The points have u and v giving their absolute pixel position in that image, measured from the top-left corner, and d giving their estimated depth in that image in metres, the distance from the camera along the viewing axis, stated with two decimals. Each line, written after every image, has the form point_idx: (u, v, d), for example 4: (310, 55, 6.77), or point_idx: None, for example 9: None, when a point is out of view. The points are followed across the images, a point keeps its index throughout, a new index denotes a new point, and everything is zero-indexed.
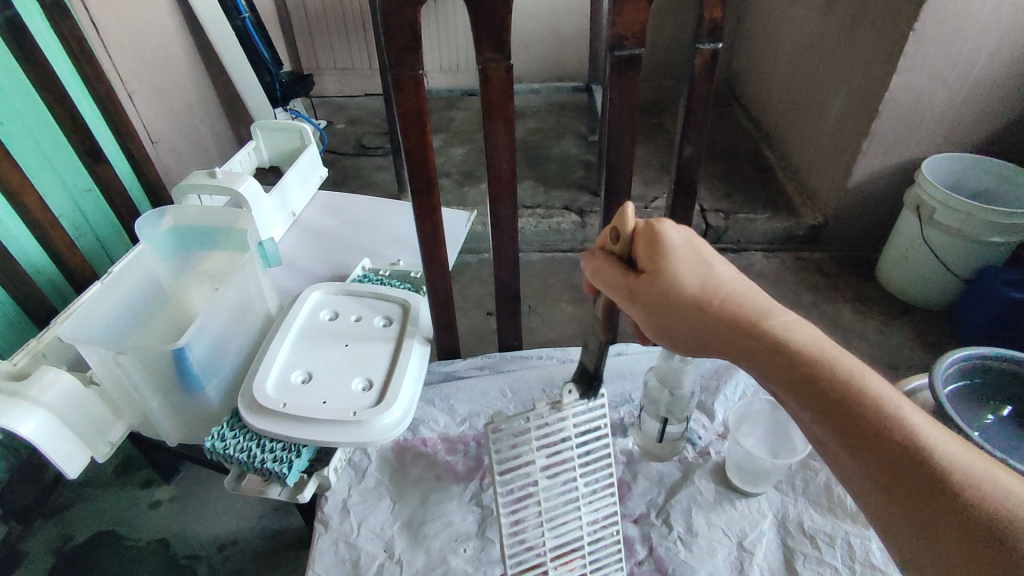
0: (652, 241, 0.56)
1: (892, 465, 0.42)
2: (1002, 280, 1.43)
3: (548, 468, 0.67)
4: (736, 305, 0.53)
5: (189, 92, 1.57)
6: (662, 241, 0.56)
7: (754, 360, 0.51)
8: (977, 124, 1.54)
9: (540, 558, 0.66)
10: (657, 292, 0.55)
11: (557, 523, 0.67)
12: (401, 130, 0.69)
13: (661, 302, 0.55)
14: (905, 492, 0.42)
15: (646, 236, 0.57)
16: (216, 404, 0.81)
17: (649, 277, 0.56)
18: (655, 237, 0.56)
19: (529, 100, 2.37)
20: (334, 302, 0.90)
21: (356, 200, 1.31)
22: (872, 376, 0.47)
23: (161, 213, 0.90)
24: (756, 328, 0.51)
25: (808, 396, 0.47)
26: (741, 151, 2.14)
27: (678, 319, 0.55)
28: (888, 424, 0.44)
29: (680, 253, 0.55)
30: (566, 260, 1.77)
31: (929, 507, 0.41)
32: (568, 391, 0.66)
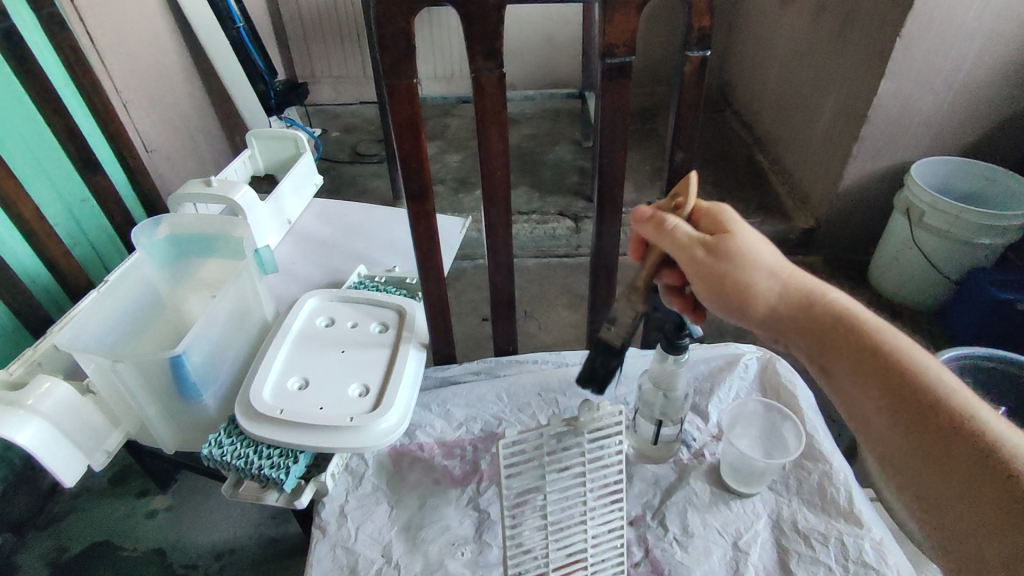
0: (719, 216, 0.60)
1: (936, 416, 0.47)
2: (992, 281, 1.45)
3: (556, 484, 0.65)
4: (801, 278, 0.57)
5: (184, 101, 1.58)
6: (730, 216, 0.60)
7: (811, 324, 0.55)
8: (965, 128, 1.56)
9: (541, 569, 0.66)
10: (729, 249, 0.57)
11: (561, 537, 0.66)
12: (395, 137, 0.70)
13: (731, 261, 0.57)
14: (949, 445, 0.46)
15: (714, 213, 0.61)
16: (213, 411, 0.81)
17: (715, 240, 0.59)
18: (724, 214, 0.61)
19: (523, 107, 2.39)
20: (330, 309, 0.90)
21: (351, 208, 1.32)
22: (916, 346, 0.51)
23: (157, 222, 0.91)
24: (818, 300, 0.56)
25: (863, 359, 0.52)
26: (733, 156, 2.16)
27: (741, 279, 0.57)
28: (929, 378, 0.49)
29: (745, 226, 0.60)
30: (561, 265, 1.78)
31: (969, 456, 0.45)
32: (586, 405, 0.64)
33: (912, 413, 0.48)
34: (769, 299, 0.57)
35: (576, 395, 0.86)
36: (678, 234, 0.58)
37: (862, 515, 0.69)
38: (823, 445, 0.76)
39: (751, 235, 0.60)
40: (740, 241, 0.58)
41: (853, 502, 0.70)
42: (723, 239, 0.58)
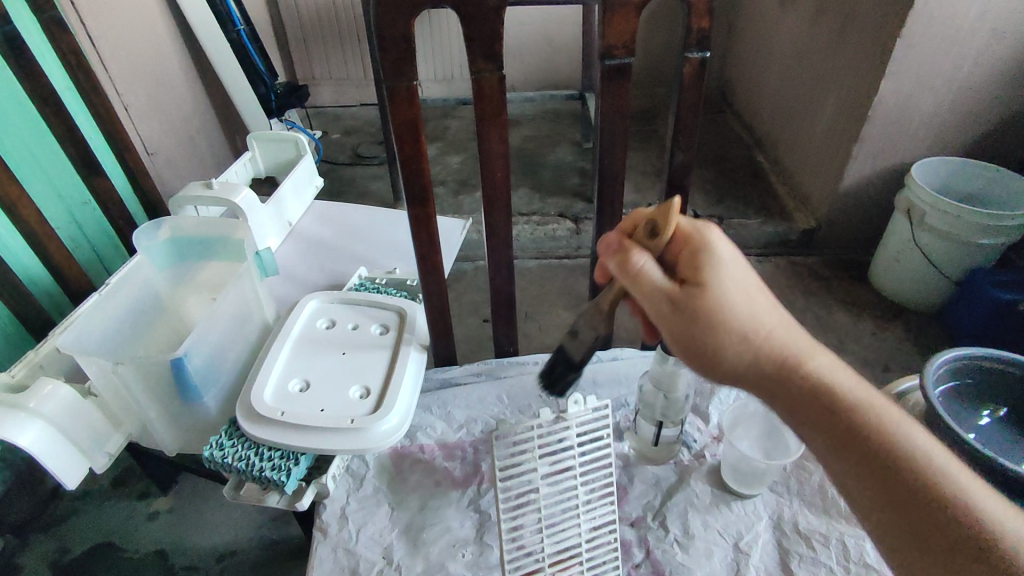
0: (700, 248, 0.55)
1: (926, 514, 0.44)
2: (994, 282, 1.45)
3: (548, 473, 0.67)
4: (779, 334, 0.52)
5: (185, 104, 1.58)
6: (711, 251, 0.54)
7: (788, 390, 0.51)
8: (966, 128, 1.56)
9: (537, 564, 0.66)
10: (702, 300, 0.53)
11: (556, 530, 0.68)
12: (395, 139, 0.70)
13: (709, 311, 0.52)
14: (935, 541, 0.43)
15: (693, 245, 0.55)
16: (214, 413, 0.81)
17: (694, 285, 0.53)
18: (708, 245, 0.55)
19: (523, 109, 2.40)
20: (331, 310, 0.90)
21: (351, 210, 1.32)
22: (901, 420, 0.48)
23: (159, 224, 0.91)
24: (794, 365, 0.51)
25: (842, 436, 0.48)
26: (733, 157, 2.16)
27: (714, 331, 0.52)
28: (921, 468, 0.45)
29: (724, 267, 0.54)
30: (561, 266, 1.78)
31: (957, 555, 0.42)
32: (572, 401, 0.68)
33: (895, 503, 0.45)
34: (745, 359, 0.52)
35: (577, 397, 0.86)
36: (647, 277, 0.54)
37: None
38: None
39: (735, 273, 0.54)
40: (716, 288, 0.53)
41: None
42: (696, 287, 0.53)
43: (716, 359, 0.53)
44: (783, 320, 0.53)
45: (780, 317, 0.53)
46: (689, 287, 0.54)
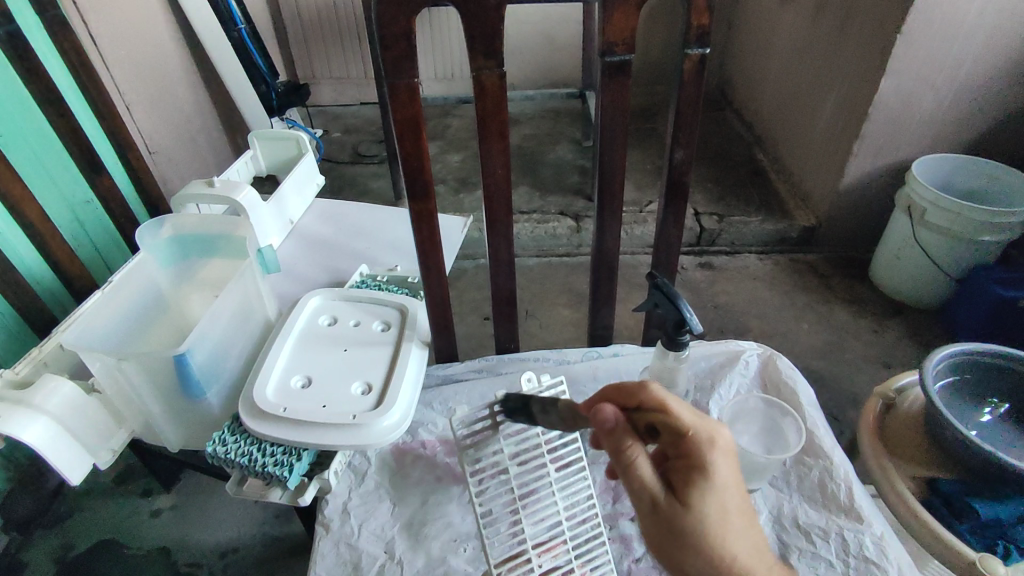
0: (699, 470, 0.49)
1: None
2: (994, 279, 1.46)
3: (518, 458, 0.73)
4: (748, 560, 0.49)
5: (186, 103, 1.59)
6: (710, 472, 0.49)
7: None
8: (966, 125, 1.57)
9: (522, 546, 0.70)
10: (679, 523, 0.48)
11: (534, 511, 0.72)
12: (397, 137, 0.70)
13: (694, 538, 0.48)
14: None
15: (695, 459, 0.50)
16: (217, 409, 0.82)
17: (681, 506, 0.48)
18: (708, 467, 0.49)
19: (523, 107, 2.40)
20: (332, 308, 0.91)
21: (353, 208, 1.32)
22: None
23: (161, 221, 0.91)
24: None
25: None
26: (734, 155, 2.16)
27: (680, 554, 0.49)
28: None
29: (723, 491, 0.49)
30: (561, 264, 1.78)
31: None
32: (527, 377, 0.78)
33: None
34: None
35: (577, 393, 0.86)
36: (633, 472, 0.50)
37: (863, 510, 0.69)
38: (824, 441, 0.76)
39: (731, 496, 0.49)
40: (700, 517, 0.48)
41: (853, 498, 0.70)
42: (680, 504, 0.49)
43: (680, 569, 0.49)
44: (755, 541, 0.50)
45: (751, 539, 0.50)
46: (673, 503, 0.49)
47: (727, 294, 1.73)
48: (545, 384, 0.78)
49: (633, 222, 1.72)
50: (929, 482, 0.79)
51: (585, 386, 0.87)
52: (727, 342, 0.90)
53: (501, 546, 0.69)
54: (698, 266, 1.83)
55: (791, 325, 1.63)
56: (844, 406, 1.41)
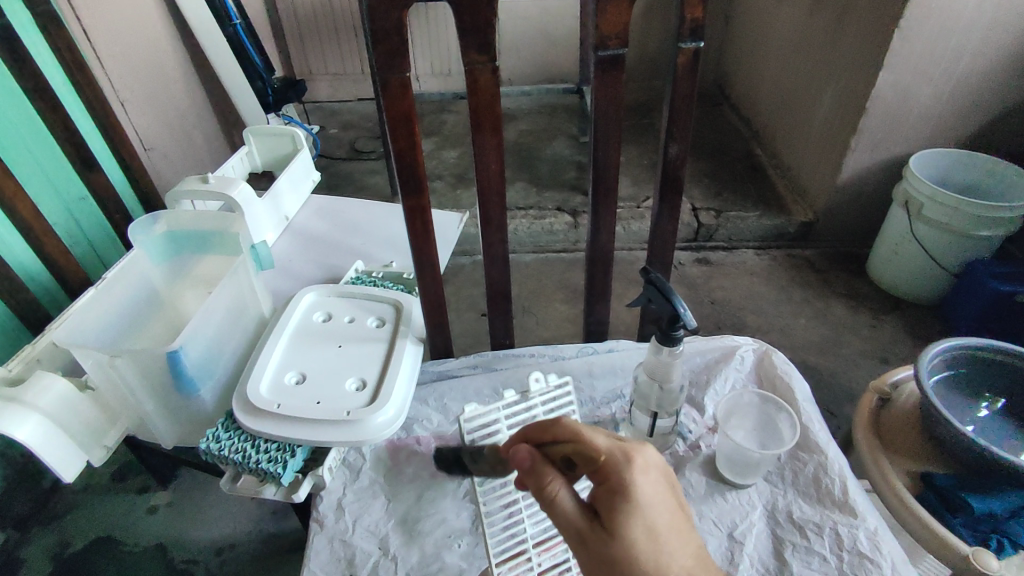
0: (617, 486, 0.46)
1: None
2: (990, 274, 1.46)
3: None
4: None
5: (181, 99, 1.58)
6: (628, 488, 0.46)
7: None
8: (964, 120, 1.56)
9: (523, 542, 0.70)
10: (607, 553, 0.45)
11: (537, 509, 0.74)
12: (390, 132, 0.69)
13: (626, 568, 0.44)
14: None
15: (608, 479, 0.47)
16: (210, 406, 0.81)
17: (606, 534, 0.45)
18: (625, 483, 0.46)
19: (521, 103, 2.39)
20: (327, 304, 0.90)
21: (348, 204, 1.32)
22: None
23: (155, 218, 0.91)
24: None
25: None
26: (732, 150, 2.15)
27: None
28: None
29: (646, 509, 0.46)
30: (559, 260, 1.78)
31: None
32: (534, 378, 0.81)
33: None
34: None
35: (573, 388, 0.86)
36: (557, 506, 0.48)
37: (857, 505, 0.69)
38: (819, 435, 0.76)
39: (658, 516, 0.46)
40: (624, 542, 0.45)
41: (848, 492, 0.70)
42: (604, 529, 0.46)
43: None
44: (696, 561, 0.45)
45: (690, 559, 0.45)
46: (597, 529, 0.46)
47: (724, 290, 1.73)
48: (551, 389, 0.81)
49: (630, 218, 1.71)
50: (923, 476, 0.79)
51: (581, 382, 0.86)
52: (723, 338, 0.90)
53: (502, 542, 0.70)
54: (695, 262, 1.83)
55: (788, 320, 1.63)
56: (840, 401, 1.42)
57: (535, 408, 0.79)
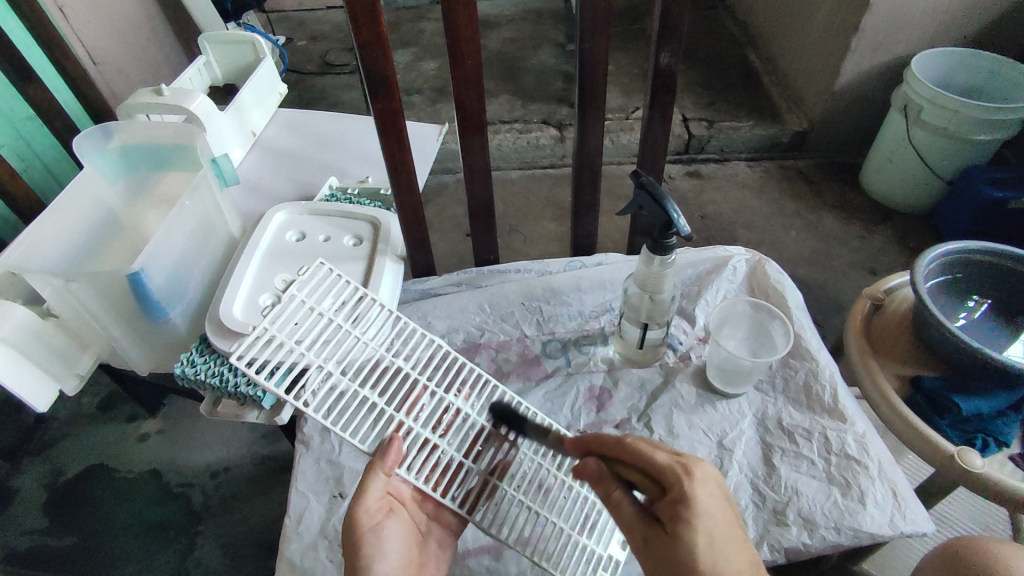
0: (679, 503, 0.47)
1: None
2: (987, 179, 1.43)
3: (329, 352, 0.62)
4: None
5: (128, 4, 1.43)
6: (692, 503, 0.46)
7: None
8: (973, 13, 1.47)
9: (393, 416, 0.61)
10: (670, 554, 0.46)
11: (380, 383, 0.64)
12: (351, 23, 0.61)
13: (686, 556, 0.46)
14: None
15: (674, 493, 0.48)
16: (182, 331, 0.78)
17: (667, 534, 0.47)
18: (688, 497, 0.47)
19: (503, 8, 2.23)
20: (300, 222, 0.86)
21: (319, 117, 1.24)
22: None
23: (107, 132, 0.84)
24: None
25: None
26: (726, 57, 2.05)
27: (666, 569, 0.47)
28: None
29: (714, 512, 0.47)
30: (545, 177, 1.72)
31: None
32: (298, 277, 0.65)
33: None
34: None
35: (562, 303, 0.83)
36: (620, 510, 0.51)
37: (847, 411, 0.69)
38: (811, 343, 0.75)
39: (725, 533, 0.47)
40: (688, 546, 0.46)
41: (838, 399, 0.70)
42: (666, 536, 0.47)
43: None
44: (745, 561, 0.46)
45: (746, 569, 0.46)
46: (662, 537, 0.48)
47: (715, 204, 1.69)
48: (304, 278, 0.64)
49: (619, 129, 1.63)
50: (912, 379, 0.78)
51: (569, 297, 0.83)
52: (715, 248, 0.86)
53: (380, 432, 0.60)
54: (685, 175, 1.78)
55: (780, 234, 1.61)
56: (828, 311, 1.42)
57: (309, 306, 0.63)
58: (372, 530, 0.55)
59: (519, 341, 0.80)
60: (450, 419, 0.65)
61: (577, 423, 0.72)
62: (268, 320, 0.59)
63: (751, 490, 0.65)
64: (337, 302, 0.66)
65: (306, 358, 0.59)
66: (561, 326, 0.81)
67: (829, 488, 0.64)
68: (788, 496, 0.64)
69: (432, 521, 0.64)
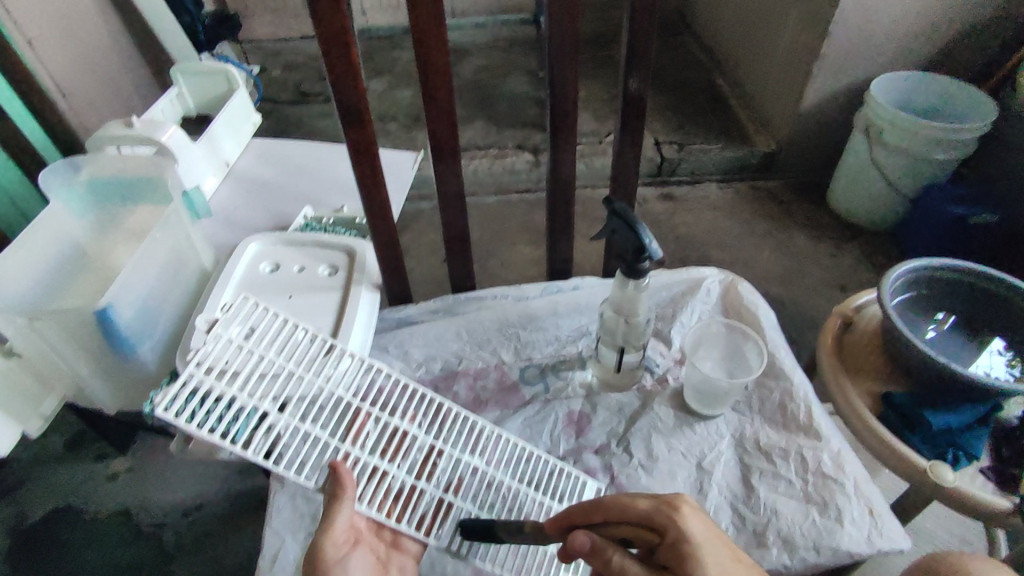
0: (686, 545, 0.46)
1: None
2: (948, 197, 1.48)
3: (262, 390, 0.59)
4: None
5: (99, 36, 1.43)
6: (698, 544, 0.46)
7: None
8: (926, 39, 1.54)
9: (338, 449, 0.60)
10: None
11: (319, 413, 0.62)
12: (323, 55, 0.61)
13: None
14: None
15: (676, 536, 0.47)
16: (152, 367, 0.75)
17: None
18: (691, 538, 0.46)
19: (476, 37, 2.28)
20: (274, 253, 0.85)
21: (294, 147, 1.23)
22: None
23: (75, 166, 0.83)
24: None
25: None
26: (694, 82, 2.11)
27: None
28: None
29: (714, 544, 0.47)
30: (522, 201, 1.73)
31: None
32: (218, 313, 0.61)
33: None
34: None
35: (538, 328, 0.83)
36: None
37: (822, 429, 0.70)
38: (785, 362, 0.76)
39: (737, 564, 0.46)
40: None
41: (812, 417, 0.70)
42: None
43: None
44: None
45: None
46: None
47: (689, 225, 1.72)
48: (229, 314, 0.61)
49: (593, 154, 1.66)
50: (883, 395, 0.79)
51: (545, 322, 0.83)
52: (689, 269, 0.87)
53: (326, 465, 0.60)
54: (659, 198, 1.81)
55: (753, 253, 1.64)
56: (802, 328, 1.45)
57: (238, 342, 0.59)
58: (338, 562, 0.55)
59: (497, 368, 0.80)
60: (397, 442, 0.64)
61: (557, 450, 0.72)
62: (194, 362, 0.55)
63: (730, 511, 0.65)
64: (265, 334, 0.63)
65: (239, 397, 0.56)
66: (538, 351, 0.81)
67: (807, 507, 0.64)
68: (767, 517, 0.64)
69: (392, 550, 0.63)
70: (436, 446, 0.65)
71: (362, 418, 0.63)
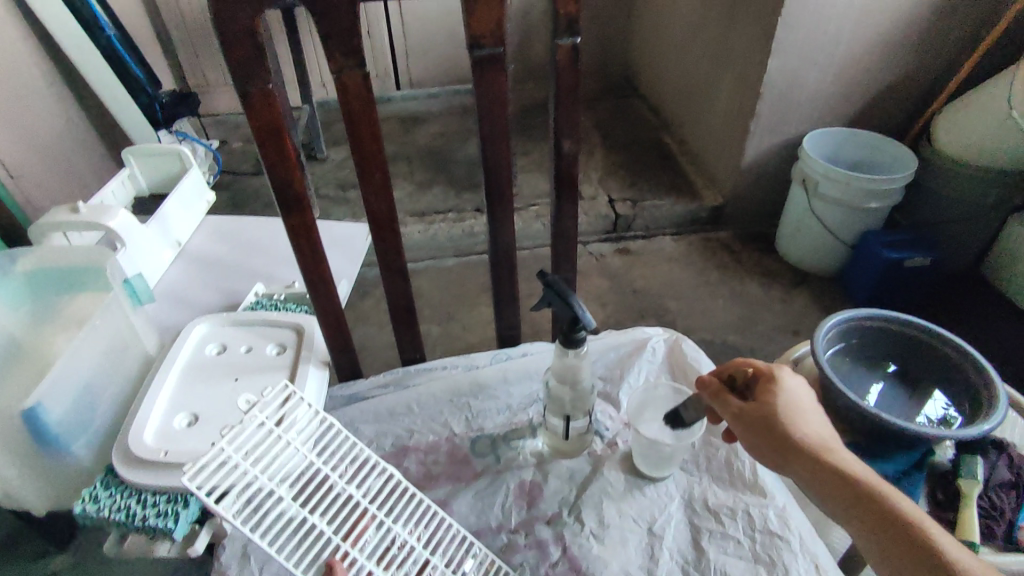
0: (768, 379, 0.60)
1: None
2: (883, 242, 1.56)
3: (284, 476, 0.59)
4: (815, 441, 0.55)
5: (51, 119, 1.44)
6: (777, 378, 0.60)
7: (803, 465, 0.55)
8: (849, 98, 1.66)
9: (340, 553, 0.58)
10: (762, 411, 0.58)
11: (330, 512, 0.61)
12: (258, 146, 0.63)
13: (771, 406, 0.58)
14: None
15: (764, 374, 0.61)
16: (86, 463, 0.74)
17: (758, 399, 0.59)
18: (775, 374, 0.60)
19: (433, 105, 2.37)
20: (222, 334, 0.84)
21: (248, 223, 1.26)
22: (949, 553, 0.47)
23: (14, 260, 0.84)
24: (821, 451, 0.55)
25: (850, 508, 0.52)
26: (642, 141, 2.21)
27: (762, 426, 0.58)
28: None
29: (792, 389, 0.59)
30: (481, 262, 1.76)
31: None
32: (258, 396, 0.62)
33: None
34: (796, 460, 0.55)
35: (490, 397, 0.84)
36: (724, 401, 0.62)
37: (767, 486, 0.71)
38: None
39: (804, 402, 0.59)
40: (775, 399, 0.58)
41: (757, 473, 0.72)
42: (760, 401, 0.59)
43: (773, 437, 0.57)
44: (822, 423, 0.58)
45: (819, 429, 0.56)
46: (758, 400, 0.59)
47: (645, 278, 1.77)
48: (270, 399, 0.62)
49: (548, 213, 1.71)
50: None
51: (496, 390, 0.84)
52: (634, 330, 0.90)
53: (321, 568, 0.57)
54: (615, 253, 1.86)
55: (708, 303, 1.69)
56: None
57: (268, 428, 0.60)
58: None
59: (448, 440, 0.79)
60: (395, 552, 0.62)
61: (509, 523, 0.71)
62: (225, 439, 0.57)
63: None
64: (295, 424, 0.64)
65: (260, 481, 0.56)
66: (490, 421, 0.82)
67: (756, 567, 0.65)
68: None
69: None
70: (430, 559, 0.63)
71: (366, 523, 0.62)
